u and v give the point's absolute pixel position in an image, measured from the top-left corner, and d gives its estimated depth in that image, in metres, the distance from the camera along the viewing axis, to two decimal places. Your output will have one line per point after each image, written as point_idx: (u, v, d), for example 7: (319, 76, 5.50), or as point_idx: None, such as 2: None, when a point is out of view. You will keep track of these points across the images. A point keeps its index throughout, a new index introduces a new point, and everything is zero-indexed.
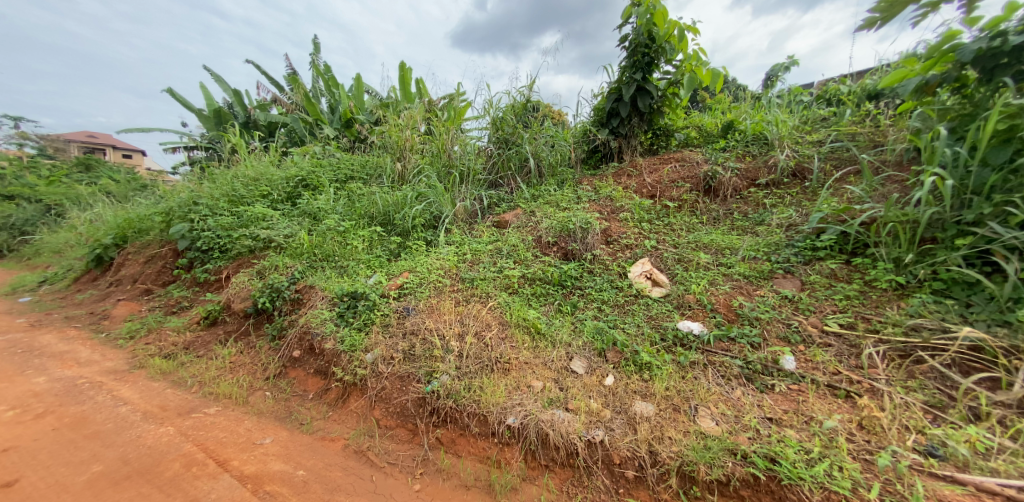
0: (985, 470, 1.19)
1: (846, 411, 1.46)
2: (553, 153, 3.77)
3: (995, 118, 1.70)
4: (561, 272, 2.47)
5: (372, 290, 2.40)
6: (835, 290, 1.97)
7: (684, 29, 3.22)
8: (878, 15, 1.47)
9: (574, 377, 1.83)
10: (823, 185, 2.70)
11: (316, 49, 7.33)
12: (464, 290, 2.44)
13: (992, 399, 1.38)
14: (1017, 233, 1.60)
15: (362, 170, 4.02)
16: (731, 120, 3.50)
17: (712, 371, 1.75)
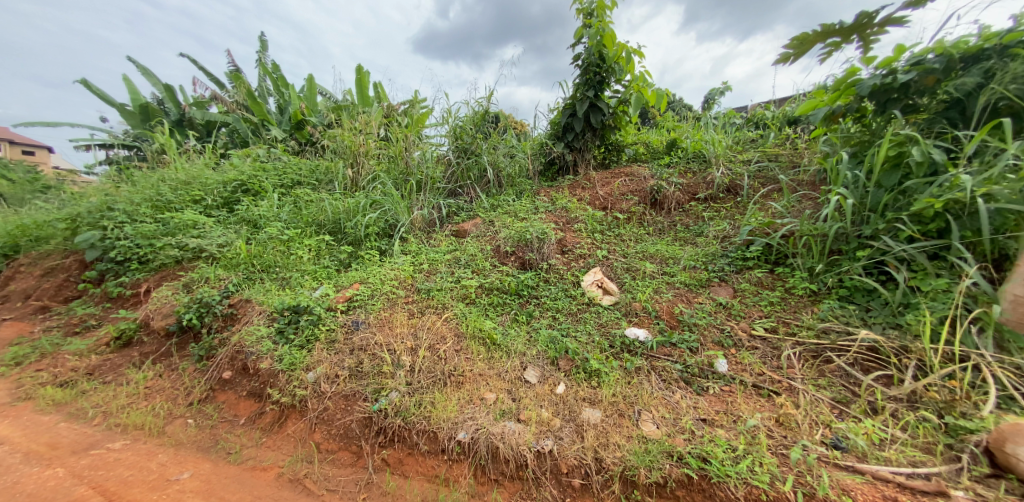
0: (880, 459, 1.34)
1: (768, 409, 1.60)
2: (511, 164, 3.87)
3: (886, 146, 1.99)
4: (517, 281, 2.50)
5: (317, 303, 2.26)
6: (761, 297, 2.16)
7: (632, 51, 3.42)
8: (792, 51, 1.54)
9: (527, 387, 1.84)
10: (752, 200, 2.97)
11: (263, 46, 6.92)
12: (420, 301, 2.39)
13: (886, 394, 1.56)
14: (905, 246, 1.84)
15: (311, 175, 3.83)
16: (674, 138, 3.76)
17: (655, 376, 1.84)
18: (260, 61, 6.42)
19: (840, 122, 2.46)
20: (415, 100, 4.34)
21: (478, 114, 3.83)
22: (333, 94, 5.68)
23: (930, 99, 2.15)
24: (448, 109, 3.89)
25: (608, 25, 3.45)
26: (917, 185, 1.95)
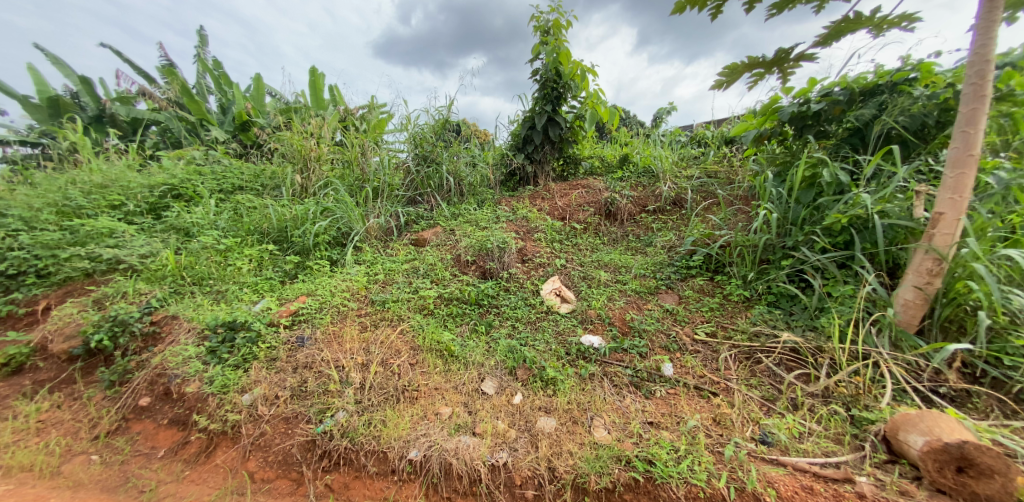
0: (799, 451, 1.44)
1: (706, 410, 1.69)
2: (470, 174, 3.83)
3: (802, 167, 2.23)
4: (477, 291, 2.48)
5: (257, 318, 2.09)
6: (703, 303, 2.31)
7: (586, 69, 3.56)
8: (724, 80, 1.64)
9: (484, 398, 1.81)
10: (695, 213, 3.18)
11: (203, 40, 6.43)
12: (374, 314, 2.31)
13: (805, 390, 1.70)
14: (819, 257, 2.06)
15: (254, 181, 3.58)
16: (626, 153, 3.96)
17: (607, 381, 1.88)
18: (200, 57, 5.97)
19: (766, 144, 2.72)
20: (371, 105, 4.22)
21: (437, 122, 3.80)
22: (283, 96, 5.39)
23: (838, 126, 2.44)
24: (407, 116, 3.82)
25: (563, 44, 3.57)
26: (827, 202, 2.19)
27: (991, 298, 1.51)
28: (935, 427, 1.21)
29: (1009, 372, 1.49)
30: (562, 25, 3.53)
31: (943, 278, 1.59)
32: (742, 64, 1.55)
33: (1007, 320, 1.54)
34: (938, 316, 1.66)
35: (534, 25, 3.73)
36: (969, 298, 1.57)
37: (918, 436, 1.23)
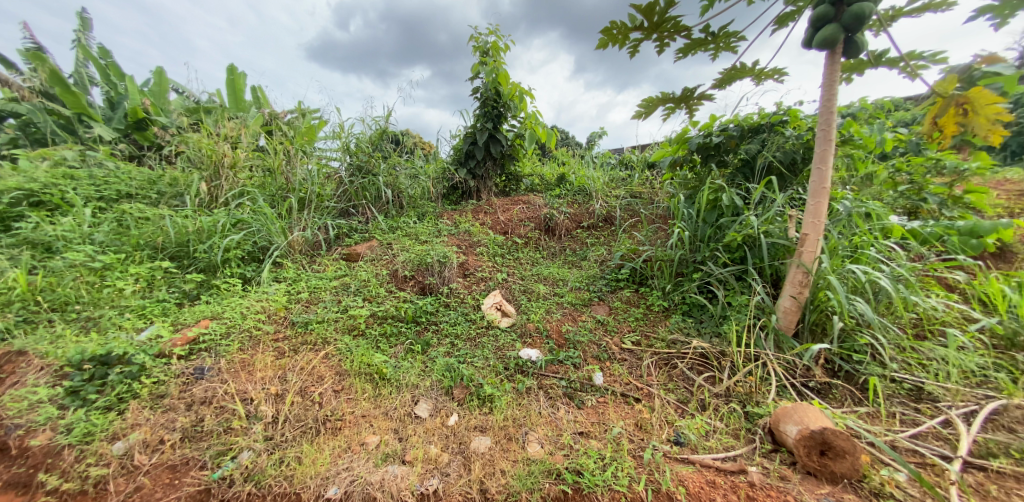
0: (705, 448, 1.55)
1: (630, 416, 1.77)
2: (410, 187, 3.66)
3: (707, 191, 2.52)
4: (414, 308, 2.39)
5: (140, 349, 1.77)
6: (630, 313, 2.47)
7: (524, 91, 3.65)
8: (641, 111, 1.81)
9: (417, 422, 1.72)
10: (623, 229, 3.42)
11: (87, 24, 5.54)
12: (295, 337, 2.11)
13: (711, 391, 1.86)
14: (721, 270, 2.32)
15: (148, 187, 3.10)
16: (563, 173, 4.15)
17: (543, 394, 1.89)
18: (83, 43, 5.13)
19: (679, 170, 3.04)
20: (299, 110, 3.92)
21: (374, 133, 3.67)
22: (191, 93, 4.81)
23: (733, 157, 2.82)
24: (340, 125, 3.63)
25: (502, 65, 3.66)
26: (727, 222, 2.49)
27: (842, 305, 1.82)
28: (805, 417, 1.41)
29: (855, 366, 1.78)
30: (500, 47, 3.64)
31: (809, 288, 1.87)
32: (656, 98, 1.73)
33: (854, 323, 1.85)
34: (808, 320, 1.94)
35: (473, 45, 3.81)
36: (827, 305, 1.87)
37: (792, 425, 1.42)
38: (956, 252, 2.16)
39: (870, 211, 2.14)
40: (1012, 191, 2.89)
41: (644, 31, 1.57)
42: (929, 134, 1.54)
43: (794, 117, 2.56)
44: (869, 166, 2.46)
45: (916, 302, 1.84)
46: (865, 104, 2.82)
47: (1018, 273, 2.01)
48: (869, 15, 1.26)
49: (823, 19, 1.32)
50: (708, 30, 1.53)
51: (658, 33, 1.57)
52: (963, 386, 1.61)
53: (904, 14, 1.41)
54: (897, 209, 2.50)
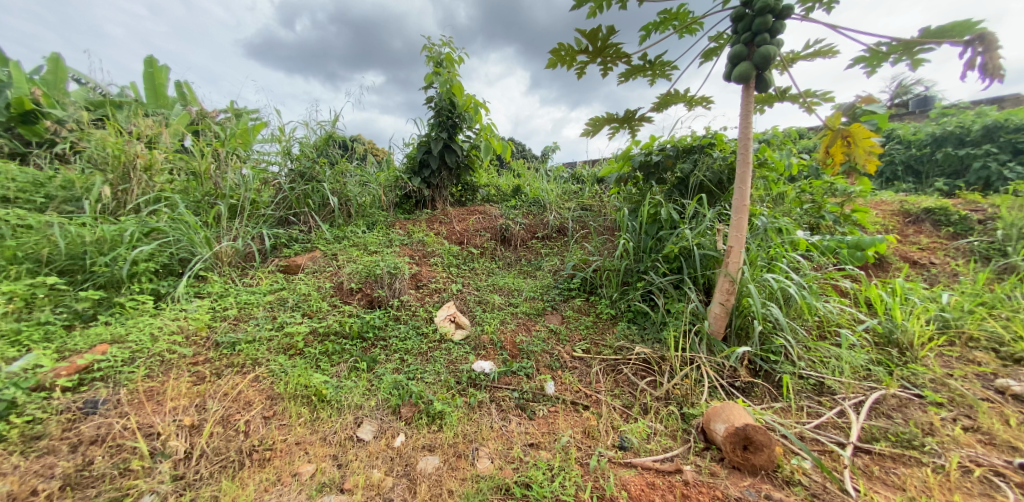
0: (647, 451, 1.61)
1: (579, 423, 1.79)
2: (358, 195, 3.50)
3: (648, 206, 2.69)
4: (361, 323, 2.28)
5: (12, 381, 1.50)
6: (581, 322, 2.53)
7: (479, 103, 3.65)
8: (588, 129, 1.91)
9: (359, 446, 1.62)
10: (575, 239, 3.53)
11: None
12: (221, 359, 1.92)
13: (653, 394, 1.94)
14: (663, 280, 2.47)
15: (35, 190, 2.67)
16: (518, 185, 4.21)
17: (495, 407, 1.87)
18: None
19: (624, 185, 3.21)
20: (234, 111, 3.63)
21: (319, 139, 3.49)
22: (98, 85, 4.26)
23: (671, 175, 3.04)
24: (281, 128, 3.41)
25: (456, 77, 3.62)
26: (666, 234, 2.67)
27: (761, 310, 2.01)
28: (731, 416, 1.52)
29: (772, 365, 1.97)
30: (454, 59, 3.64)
31: (735, 295, 2.04)
32: (600, 118, 1.84)
33: (771, 326, 2.05)
34: (734, 325, 2.11)
35: (426, 55, 3.79)
36: (750, 310, 2.05)
37: (720, 423, 1.53)
38: (846, 263, 2.50)
39: (781, 227, 2.40)
40: (890, 210, 3.41)
41: (589, 55, 1.67)
42: (823, 161, 1.77)
43: (720, 140, 2.84)
44: (780, 186, 2.77)
45: (819, 307, 2.09)
46: (777, 133, 3.20)
47: (893, 281, 2.37)
48: (773, 57, 1.44)
49: (739, 57, 1.49)
50: (645, 58, 1.67)
51: (601, 57, 1.67)
52: (854, 379, 1.85)
53: (800, 57, 1.63)
54: (803, 224, 2.84)
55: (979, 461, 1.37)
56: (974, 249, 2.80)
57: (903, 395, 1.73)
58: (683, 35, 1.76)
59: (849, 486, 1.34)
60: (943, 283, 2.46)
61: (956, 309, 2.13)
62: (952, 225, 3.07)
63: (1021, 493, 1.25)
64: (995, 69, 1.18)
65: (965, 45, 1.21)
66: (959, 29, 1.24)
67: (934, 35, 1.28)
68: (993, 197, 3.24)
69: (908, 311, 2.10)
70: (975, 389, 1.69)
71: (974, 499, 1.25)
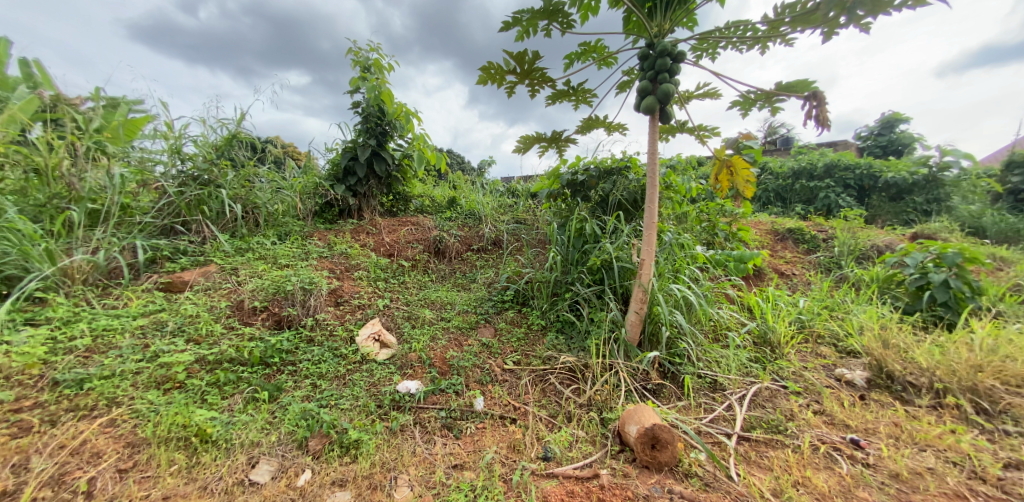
0: (567, 460, 1.65)
1: (504, 438, 1.77)
2: (268, 203, 3.17)
3: (574, 222, 2.84)
4: (265, 347, 2.03)
5: None
6: (513, 334, 2.53)
7: (410, 112, 3.53)
8: (518, 147, 1.97)
9: (252, 491, 1.42)
10: (509, 251, 3.55)
11: None
12: (64, 402, 1.57)
13: (577, 402, 2.00)
14: (588, 291, 2.59)
15: None
16: (454, 197, 4.13)
17: (419, 429, 1.78)
18: None
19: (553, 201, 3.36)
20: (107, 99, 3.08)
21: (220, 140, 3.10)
22: None
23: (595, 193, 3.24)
24: (170, 123, 2.96)
25: (383, 84, 3.47)
26: (591, 247, 2.82)
27: (668, 317, 2.20)
28: (641, 418, 1.62)
29: (678, 367, 2.16)
30: (383, 65, 3.51)
31: (647, 303, 2.20)
32: (528, 137, 1.91)
33: (676, 331, 2.26)
34: (647, 332, 2.28)
35: (352, 58, 3.62)
36: (660, 317, 2.23)
37: (633, 425, 1.63)
38: (733, 274, 2.88)
39: (683, 242, 2.69)
40: (765, 229, 4.04)
41: (517, 76, 1.73)
42: (713, 187, 2.03)
43: (634, 164, 3.12)
44: (683, 207, 3.12)
45: (713, 313, 2.37)
46: (680, 160, 3.62)
47: (766, 289, 2.78)
48: (672, 94, 1.62)
49: (645, 92, 1.65)
50: (568, 84, 1.78)
51: (528, 79, 1.74)
52: (740, 376, 2.11)
53: (693, 96, 1.87)
54: (703, 240, 3.22)
55: (824, 439, 1.65)
56: (820, 262, 3.45)
57: (773, 386, 2.02)
58: (601, 66, 1.91)
59: (733, 472, 1.52)
60: (801, 290, 2.96)
61: (810, 311, 2.57)
62: (806, 243, 3.75)
63: (852, 463, 1.52)
64: (825, 120, 1.46)
65: (805, 99, 1.50)
66: (801, 86, 1.53)
67: (785, 89, 1.57)
68: (833, 221, 4.03)
69: (778, 314, 2.47)
70: (821, 378, 2.05)
71: (820, 472, 1.49)
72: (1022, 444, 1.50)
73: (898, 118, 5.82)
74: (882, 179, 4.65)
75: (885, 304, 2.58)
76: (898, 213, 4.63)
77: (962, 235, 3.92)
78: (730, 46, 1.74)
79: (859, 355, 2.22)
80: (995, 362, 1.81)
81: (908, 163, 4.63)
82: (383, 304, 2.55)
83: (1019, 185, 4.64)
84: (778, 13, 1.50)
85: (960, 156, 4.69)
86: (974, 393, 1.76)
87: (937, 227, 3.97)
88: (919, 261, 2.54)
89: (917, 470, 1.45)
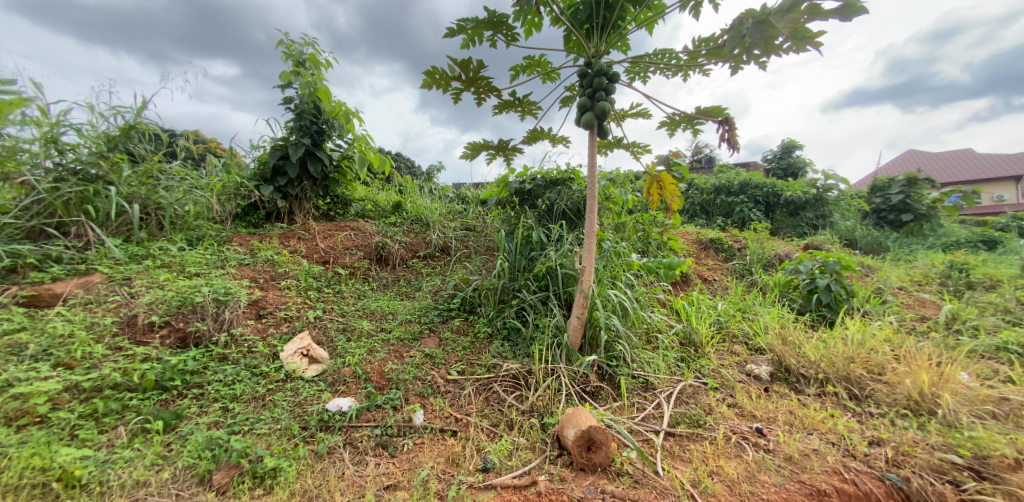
0: (506, 469, 1.63)
1: (442, 452, 1.71)
2: (175, 204, 2.80)
3: (520, 230, 2.87)
4: (164, 369, 1.77)
5: None
6: (459, 343, 2.46)
7: (350, 112, 3.25)
8: (465, 155, 1.96)
9: None
10: (456, 257, 3.46)
11: None
12: None
13: (519, 409, 1.99)
14: (533, 297, 2.60)
15: None
16: (399, 201, 3.93)
17: (350, 449, 1.67)
18: None
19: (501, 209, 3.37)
20: None
21: (112, 130, 2.69)
22: None
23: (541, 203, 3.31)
24: (46, 108, 2.51)
25: (318, 80, 3.22)
26: (537, 255, 2.85)
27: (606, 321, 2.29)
28: (578, 420, 1.66)
29: (615, 369, 2.25)
30: (319, 61, 3.31)
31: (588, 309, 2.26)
32: (476, 145, 1.91)
33: (614, 334, 2.36)
34: (588, 336, 2.34)
35: (283, 51, 3.36)
36: (599, 321, 2.32)
37: (571, 428, 1.66)
38: (664, 280, 3.02)
39: (620, 250, 2.85)
40: (691, 239, 4.41)
41: (462, 83, 1.73)
42: (646, 199, 2.18)
43: (577, 176, 3.25)
44: (620, 217, 3.31)
45: (646, 317, 2.53)
46: (619, 173, 3.86)
47: (692, 293, 3.03)
48: (609, 112, 1.72)
49: (584, 108, 1.73)
50: (514, 95, 1.81)
51: (474, 87, 1.74)
52: (668, 375, 2.27)
53: (627, 115, 2.00)
54: (639, 248, 3.43)
55: (735, 430, 1.83)
56: (736, 269, 3.84)
57: (695, 384, 2.19)
58: (546, 80, 1.97)
59: (659, 467, 1.61)
60: (720, 294, 3.27)
61: (727, 313, 2.84)
62: (724, 251, 4.17)
63: (756, 449, 1.70)
64: (735, 143, 1.65)
65: (719, 123, 1.67)
66: (715, 112, 1.71)
67: (703, 113, 1.74)
68: (745, 232, 4.53)
69: (700, 316, 2.71)
70: (734, 374, 2.27)
71: (731, 460, 1.64)
72: (882, 422, 1.79)
73: (793, 145, 6.76)
74: (783, 197, 5.32)
75: (785, 306, 2.95)
76: (795, 227, 5.33)
77: (840, 246, 4.63)
78: (659, 72, 1.90)
79: (764, 351, 2.50)
80: (862, 354, 2.14)
81: (802, 184, 5.34)
82: (313, 316, 2.36)
83: (880, 206, 5.61)
84: (696, 46, 1.66)
85: (839, 180, 5.56)
86: (849, 381, 2.07)
87: (822, 240, 4.65)
88: (809, 269, 2.95)
89: (805, 451, 1.66)
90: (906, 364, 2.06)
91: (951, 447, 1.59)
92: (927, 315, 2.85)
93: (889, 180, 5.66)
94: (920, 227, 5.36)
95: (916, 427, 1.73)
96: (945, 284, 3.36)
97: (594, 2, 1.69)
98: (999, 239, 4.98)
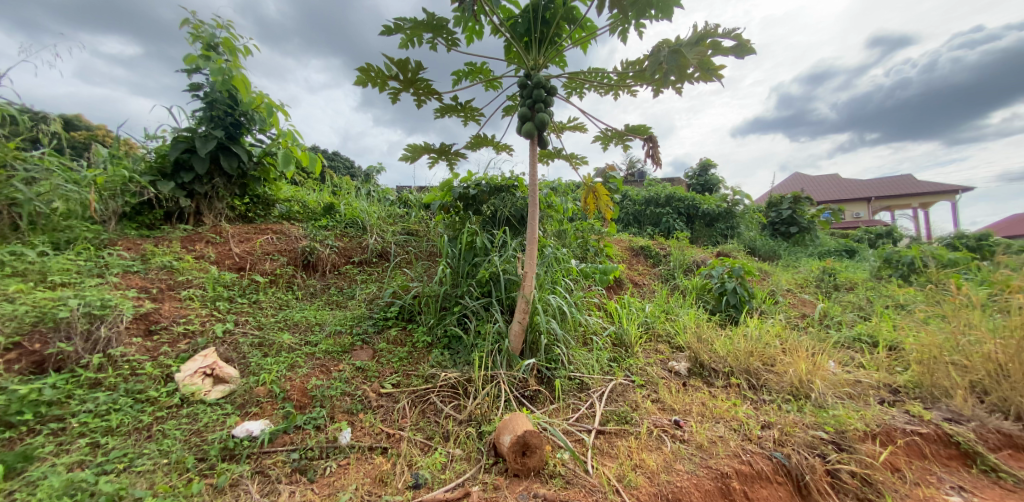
0: (438, 482, 1.57)
1: (369, 471, 1.60)
2: (37, 199, 2.31)
3: (463, 235, 2.83)
4: (9, 402, 1.43)
5: None
6: (394, 354, 2.34)
7: (273, 104, 2.95)
8: (406, 157, 1.90)
9: None
10: (395, 263, 3.28)
11: None
12: None
13: (456, 419, 1.93)
14: (475, 303, 2.55)
15: None
16: (331, 202, 3.65)
17: (260, 478, 1.49)
18: None
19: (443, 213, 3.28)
20: None
21: None
22: None
23: (485, 209, 3.29)
24: None
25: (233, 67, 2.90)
26: (480, 260, 2.81)
27: (546, 325, 2.33)
28: (514, 425, 1.64)
29: (553, 372, 2.30)
30: (236, 46, 2.98)
31: (529, 314, 2.27)
32: (418, 147, 1.85)
33: (552, 338, 2.41)
34: (528, 341, 2.36)
35: (189, 31, 2.97)
36: (539, 326, 2.35)
37: (506, 435, 1.63)
38: (599, 284, 3.17)
39: (560, 257, 2.92)
40: (624, 246, 4.71)
41: (401, 84, 1.67)
42: (582, 208, 2.27)
43: (520, 183, 3.28)
44: (561, 224, 3.42)
45: (582, 321, 2.61)
46: (560, 183, 4.01)
47: (624, 297, 3.22)
48: (548, 123, 1.76)
49: (524, 118, 1.75)
50: (455, 100, 1.79)
51: (412, 88, 1.69)
52: (601, 375, 2.37)
53: (565, 128, 2.08)
54: (579, 254, 3.56)
55: (657, 424, 1.96)
56: (663, 273, 4.17)
57: (624, 382, 2.32)
58: (487, 88, 1.98)
59: (588, 466, 1.67)
60: (648, 298, 3.53)
61: (653, 314, 3.06)
62: (652, 258, 4.51)
63: (672, 441, 1.84)
64: (657, 160, 1.80)
65: (644, 141, 1.81)
66: (640, 130, 1.85)
67: (631, 131, 1.87)
68: (670, 241, 4.96)
69: (631, 318, 2.89)
70: (657, 371, 2.44)
71: (652, 453, 1.76)
72: (772, 408, 2.04)
73: (708, 164, 7.59)
74: (701, 209, 5.92)
75: (701, 307, 3.27)
76: (710, 236, 5.96)
77: (744, 254, 5.26)
78: (593, 89, 2.01)
79: (684, 349, 2.73)
80: (760, 348, 2.44)
81: (716, 199, 5.99)
82: (221, 331, 2.08)
83: (774, 220, 6.48)
84: (624, 68, 1.79)
85: (744, 196, 6.33)
86: (748, 373, 2.34)
87: (731, 248, 5.25)
88: (720, 274, 3.30)
89: (713, 439, 1.83)
90: (791, 355, 2.37)
91: (820, 424, 1.86)
92: (807, 313, 3.35)
93: (781, 197, 6.57)
94: (803, 238, 6.31)
95: (796, 409, 2.00)
96: (820, 286, 3.98)
97: (533, 17, 1.74)
98: (856, 249, 6.05)
